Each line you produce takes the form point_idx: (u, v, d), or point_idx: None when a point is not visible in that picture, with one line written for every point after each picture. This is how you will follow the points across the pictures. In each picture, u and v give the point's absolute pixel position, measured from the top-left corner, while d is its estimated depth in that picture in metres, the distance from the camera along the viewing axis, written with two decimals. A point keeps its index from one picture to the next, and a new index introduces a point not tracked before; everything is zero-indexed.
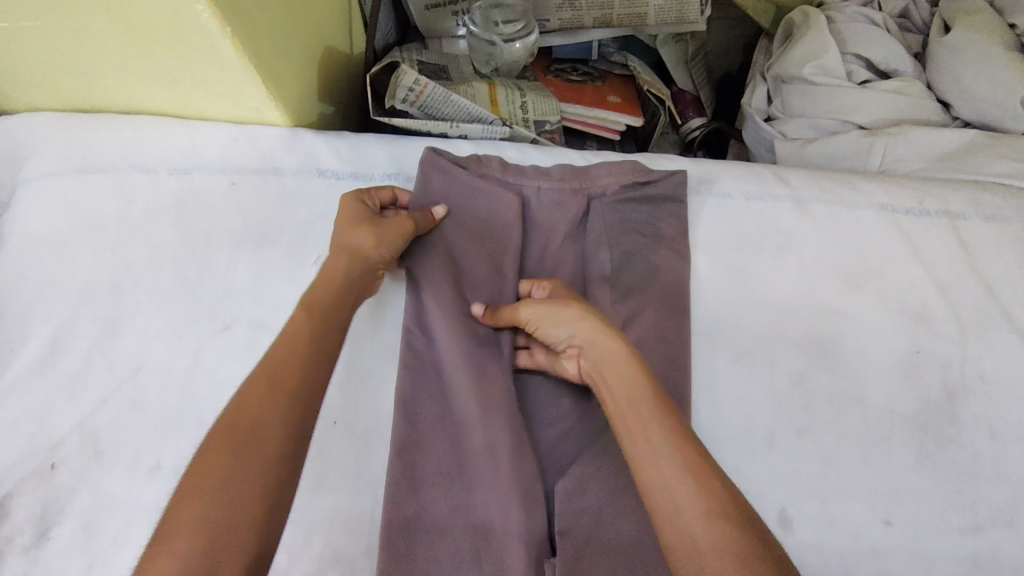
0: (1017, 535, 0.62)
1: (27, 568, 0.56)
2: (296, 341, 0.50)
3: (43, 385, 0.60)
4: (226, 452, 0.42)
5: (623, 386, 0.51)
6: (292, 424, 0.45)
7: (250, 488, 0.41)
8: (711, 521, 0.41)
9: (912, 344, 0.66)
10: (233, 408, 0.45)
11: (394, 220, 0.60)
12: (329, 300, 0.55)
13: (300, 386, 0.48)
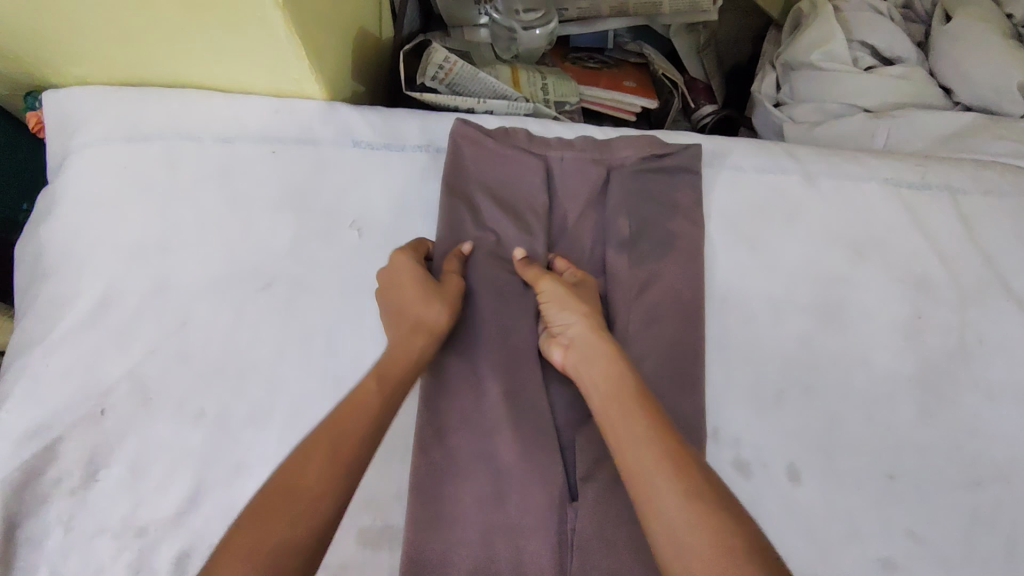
0: (1012, 489, 0.66)
1: (76, 505, 0.60)
2: (360, 414, 0.52)
3: (95, 335, 0.64)
4: (282, 519, 0.45)
5: (611, 389, 0.53)
6: (343, 496, 0.48)
7: (293, 552, 0.44)
8: (695, 529, 0.43)
9: (915, 310, 0.69)
10: (293, 470, 0.48)
11: (451, 284, 0.62)
12: (396, 373, 0.56)
13: (357, 458, 0.50)
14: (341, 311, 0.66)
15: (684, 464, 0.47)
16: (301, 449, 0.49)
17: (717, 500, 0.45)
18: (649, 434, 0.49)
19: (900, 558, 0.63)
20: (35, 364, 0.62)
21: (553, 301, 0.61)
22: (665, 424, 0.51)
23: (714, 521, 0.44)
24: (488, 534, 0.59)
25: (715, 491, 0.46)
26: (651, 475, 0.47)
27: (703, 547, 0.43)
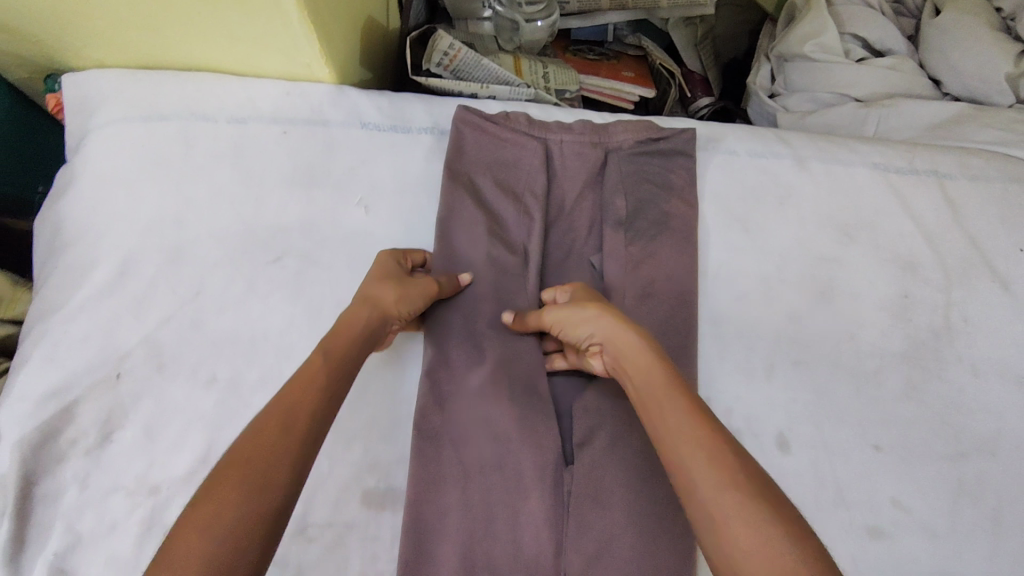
0: (994, 461, 0.68)
1: (91, 464, 0.62)
2: (308, 385, 0.50)
3: (112, 304, 0.66)
4: (234, 492, 0.42)
5: (654, 382, 0.51)
6: (297, 469, 0.45)
7: (252, 525, 0.41)
8: (747, 522, 0.40)
9: (901, 289, 0.72)
10: (242, 444, 0.45)
11: (421, 281, 0.63)
12: (340, 347, 0.55)
13: (309, 429, 0.47)
14: (348, 284, 0.69)
15: (730, 453, 0.44)
16: (249, 424, 0.46)
17: (765, 494, 0.42)
18: (693, 425, 0.47)
19: (886, 525, 0.65)
20: (54, 331, 0.65)
21: (567, 324, 0.60)
22: (712, 418, 0.48)
23: (765, 516, 0.40)
24: (487, 501, 0.61)
25: (764, 485, 0.43)
26: (695, 464, 0.44)
27: (757, 540, 0.39)
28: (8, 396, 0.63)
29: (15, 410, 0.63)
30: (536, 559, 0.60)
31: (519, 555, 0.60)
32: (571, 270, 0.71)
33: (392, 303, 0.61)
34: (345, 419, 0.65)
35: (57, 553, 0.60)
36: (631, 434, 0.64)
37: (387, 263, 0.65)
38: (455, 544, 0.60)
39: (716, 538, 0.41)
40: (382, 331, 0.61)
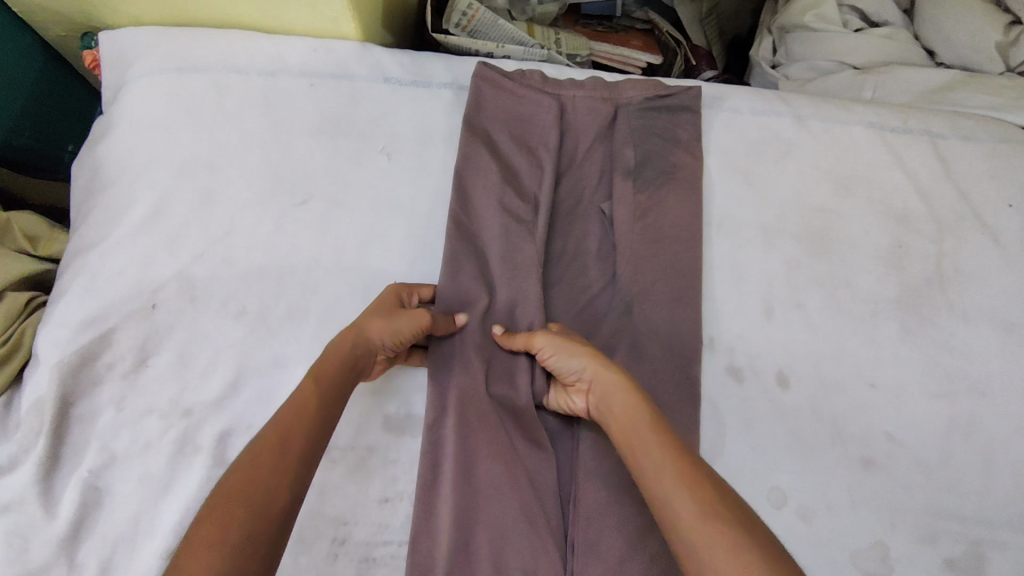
0: (986, 401, 0.71)
1: (126, 387, 0.66)
2: (305, 413, 0.53)
3: (147, 239, 0.70)
4: (238, 517, 0.44)
5: (636, 428, 0.55)
6: (295, 491, 0.48)
7: (253, 544, 0.44)
8: (726, 549, 0.43)
9: (895, 240, 0.75)
10: (243, 466, 0.48)
11: (412, 314, 0.63)
12: (330, 374, 0.57)
13: (306, 450, 0.51)
14: (371, 226, 0.73)
15: (707, 488, 0.47)
16: (247, 450, 0.49)
17: (741, 521, 0.45)
18: (675, 463, 0.50)
19: (879, 458, 0.69)
20: (92, 263, 0.69)
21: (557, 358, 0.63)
22: (693, 458, 0.51)
23: (742, 543, 0.43)
24: (497, 437, 0.65)
25: (741, 516, 0.46)
26: (676, 499, 0.47)
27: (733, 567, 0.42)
28: (49, 321, 0.67)
29: (55, 334, 0.66)
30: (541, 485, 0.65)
31: (528, 487, 0.64)
32: (581, 218, 0.74)
33: (376, 332, 0.62)
34: None
35: (93, 469, 0.64)
36: (638, 368, 0.68)
37: (386, 298, 0.66)
38: (466, 476, 0.63)
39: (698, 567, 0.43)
40: (370, 358, 0.62)
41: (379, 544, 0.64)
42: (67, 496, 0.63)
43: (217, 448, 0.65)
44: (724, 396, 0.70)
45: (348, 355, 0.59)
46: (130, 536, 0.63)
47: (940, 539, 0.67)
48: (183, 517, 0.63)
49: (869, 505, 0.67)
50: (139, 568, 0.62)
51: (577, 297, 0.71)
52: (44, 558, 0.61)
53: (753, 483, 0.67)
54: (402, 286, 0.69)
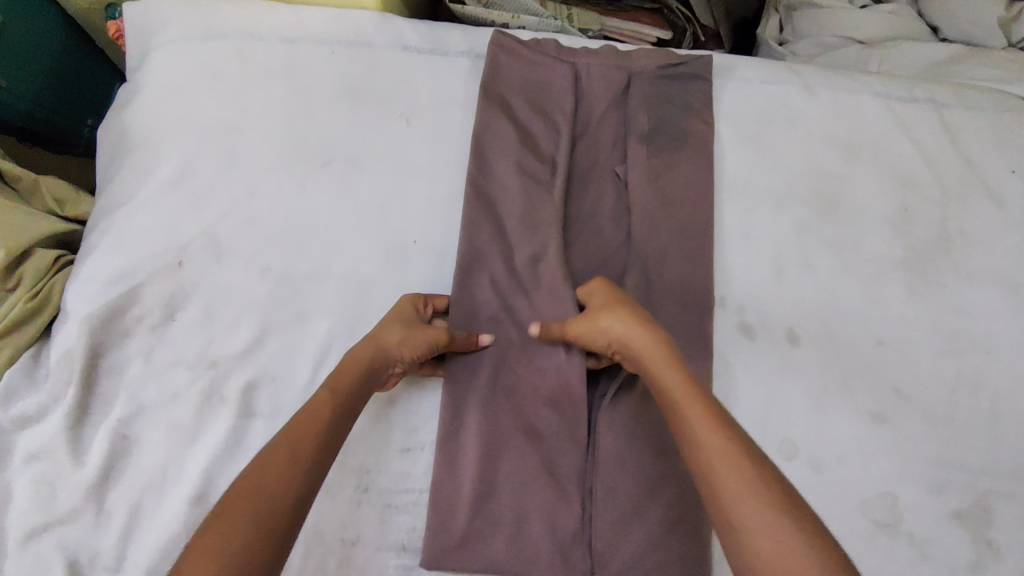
0: (991, 358, 0.73)
1: (154, 340, 0.68)
2: (314, 423, 0.55)
3: (173, 199, 0.72)
4: (248, 519, 0.46)
5: (680, 398, 0.55)
6: (303, 497, 0.50)
7: (258, 547, 0.45)
8: (773, 533, 0.44)
9: (902, 204, 0.77)
10: (252, 473, 0.50)
11: (430, 329, 0.64)
12: (347, 385, 0.59)
13: (315, 458, 0.53)
14: (391, 187, 0.74)
15: (752, 468, 0.48)
16: (260, 456, 0.51)
17: (788, 504, 0.46)
18: (722, 440, 0.50)
19: (887, 412, 0.71)
20: (120, 222, 0.71)
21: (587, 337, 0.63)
22: (738, 432, 0.52)
23: (788, 527, 0.45)
24: (513, 391, 0.67)
25: (786, 497, 0.47)
26: (724, 480, 0.48)
27: (779, 553, 0.43)
28: (78, 278, 0.69)
29: (86, 289, 0.68)
30: (561, 435, 0.65)
31: (545, 438, 0.66)
32: (596, 181, 0.76)
33: (395, 345, 0.63)
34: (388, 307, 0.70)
35: (122, 419, 0.66)
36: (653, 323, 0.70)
37: (407, 309, 0.67)
38: (484, 428, 0.65)
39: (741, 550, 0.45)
40: (385, 372, 0.63)
41: (401, 492, 0.66)
42: (96, 445, 0.65)
43: (243, 399, 0.67)
44: (736, 353, 0.72)
45: (364, 369, 0.61)
46: (158, 483, 0.64)
47: (946, 490, 0.69)
48: (210, 465, 0.65)
49: (877, 458, 0.69)
50: (167, 514, 0.64)
51: (592, 257, 0.73)
52: (73, 504, 0.63)
53: (764, 436, 0.69)
54: (423, 296, 0.70)
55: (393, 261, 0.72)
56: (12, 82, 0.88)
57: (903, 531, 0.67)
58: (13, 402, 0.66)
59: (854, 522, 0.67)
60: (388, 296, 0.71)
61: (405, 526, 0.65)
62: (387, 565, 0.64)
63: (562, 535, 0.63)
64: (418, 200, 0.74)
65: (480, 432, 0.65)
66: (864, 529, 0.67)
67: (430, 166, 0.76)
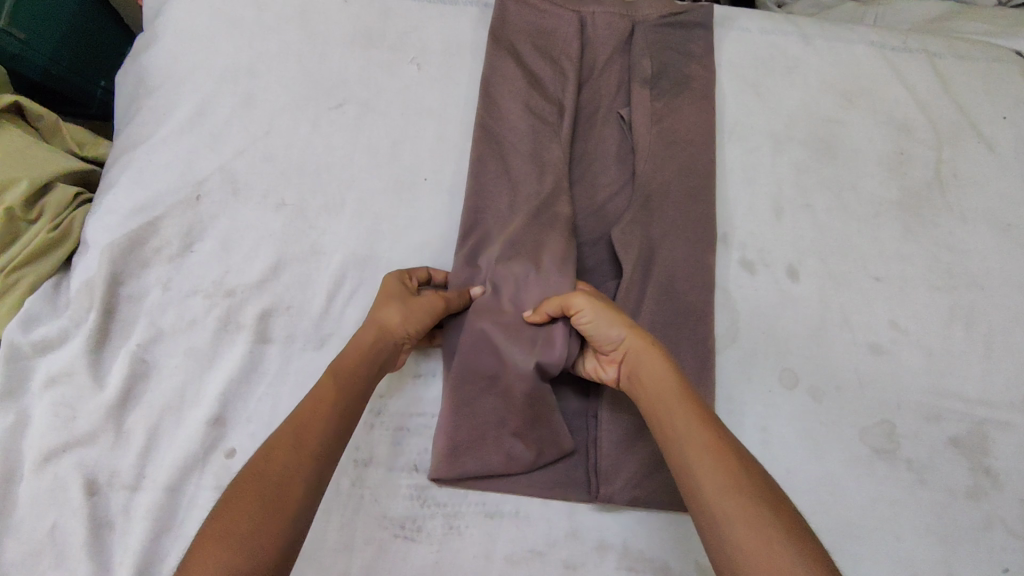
0: (986, 293, 0.75)
1: (173, 269, 0.70)
2: (323, 410, 0.53)
3: (190, 137, 0.74)
4: (254, 507, 0.47)
5: (667, 402, 0.54)
6: (313, 482, 0.50)
7: (265, 537, 0.45)
8: (750, 523, 0.44)
9: (897, 148, 0.80)
10: (257, 462, 0.50)
11: (426, 298, 0.63)
12: (350, 367, 0.58)
13: (322, 444, 0.52)
14: (402, 128, 0.77)
15: (738, 468, 0.47)
16: (265, 444, 0.51)
17: (770, 499, 0.45)
18: (700, 431, 0.50)
19: (885, 343, 0.73)
20: (139, 159, 0.73)
21: (594, 331, 0.60)
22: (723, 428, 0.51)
23: (770, 522, 0.44)
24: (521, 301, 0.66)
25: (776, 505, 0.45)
26: (706, 483, 0.47)
27: (750, 537, 0.43)
28: (98, 211, 0.71)
29: (106, 221, 0.70)
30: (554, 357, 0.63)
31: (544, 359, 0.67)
32: (600, 124, 0.78)
33: (398, 326, 0.61)
34: (398, 240, 0.72)
35: (141, 344, 0.67)
36: (657, 255, 0.71)
37: (395, 286, 0.64)
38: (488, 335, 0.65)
39: (725, 549, 0.44)
40: (394, 352, 0.62)
41: (413, 415, 0.68)
42: (115, 368, 0.67)
43: (259, 325, 0.69)
44: (738, 286, 0.74)
45: (370, 351, 0.59)
46: (177, 405, 0.66)
47: (944, 418, 0.70)
48: (225, 388, 0.66)
49: (876, 385, 0.71)
50: (184, 435, 0.65)
51: (599, 195, 0.75)
52: (92, 425, 0.64)
53: (766, 365, 0.71)
54: (403, 270, 0.68)
55: (405, 198, 0.74)
56: (32, 37, 0.89)
57: (901, 457, 0.69)
58: (34, 327, 0.67)
59: (854, 447, 0.69)
60: (400, 229, 0.73)
61: (417, 448, 0.67)
62: (400, 485, 0.65)
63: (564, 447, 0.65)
64: (430, 140, 0.77)
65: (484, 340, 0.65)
66: (863, 453, 0.69)
67: (439, 108, 0.78)
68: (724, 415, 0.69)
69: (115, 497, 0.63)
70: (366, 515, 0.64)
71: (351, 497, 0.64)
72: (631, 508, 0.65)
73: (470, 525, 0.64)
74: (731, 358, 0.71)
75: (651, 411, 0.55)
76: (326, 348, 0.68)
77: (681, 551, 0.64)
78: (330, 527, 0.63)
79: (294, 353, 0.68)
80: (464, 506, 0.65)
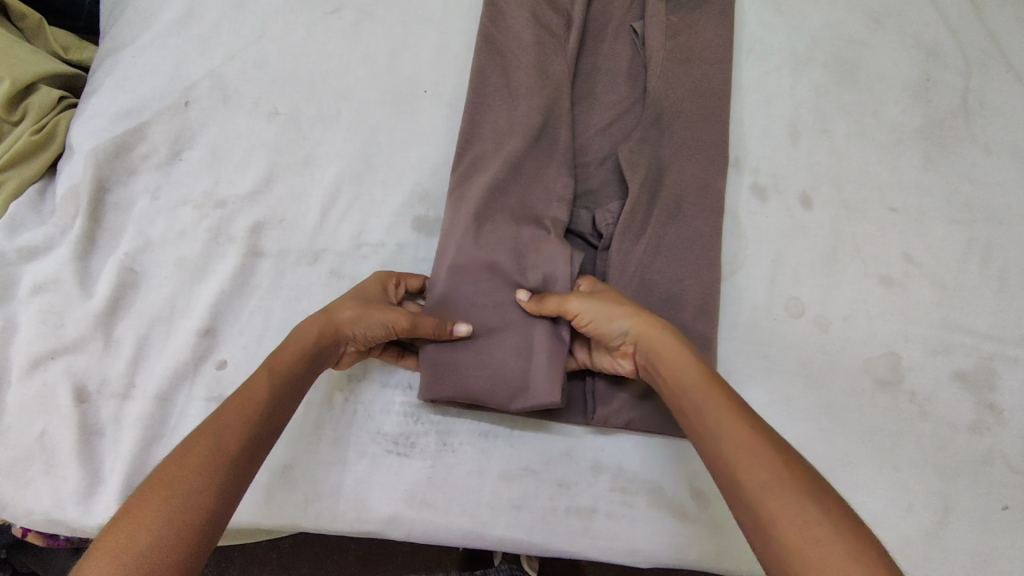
0: (1005, 229, 0.72)
1: (161, 177, 0.67)
2: (250, 407, 0.47)
3: (178, 40, 0.70)
4: (157, 518, 0.39)
5: (690, 387, 0.50)
6: (228, 489, 0.42)
7: (171, 546, 0.38)
8: (807, 529, 0.39)
9: (923, 73, 0.76)
10: (169, 460, 0.42)
11: (390, 309, 0.58)
12: (288, 363, 0.52)
13: (245, 450, 0.45)
14: (402, 36, 0.73)
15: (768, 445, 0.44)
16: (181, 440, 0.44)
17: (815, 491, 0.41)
18: (731, 422, 0.46)
19: (897, 276, 0.70)
20: (125, 61, 0.70)
21: (597, 323, 0.56)
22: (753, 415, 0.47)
23: (820, 522, 0.40)
24: (510, 211, 0.65)
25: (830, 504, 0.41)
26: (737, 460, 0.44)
27: (807, 546, 0.39)
28: (84, 115, 0.68)
29: (90, 125, 0.67)
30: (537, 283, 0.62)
31: None
32: (612, 38, 0.74)
33: (348, 326, 0.56)
34: (396, 155, 0.69)
35: (129, 254, 0.65)
36: (664, 178, 0.68)
37: (374, 290, 0.60)
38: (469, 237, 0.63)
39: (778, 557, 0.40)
40: (335, 353, 0.57)
41: None
42: (103, 276, 0.65)
43: (250, 238, 0.66)
44: (748, 213, 0.71)
45: (311, 351, 0.53)
46: (166, 316, 0.65)
47: (951, 352, 0.69)
48: (216, 300, 0.65)
49: (884, 319, 0.69)
50: (174, 346, 0.64)
51: (605, 113, 0.71)
52: (79, 333, 0.63)
53: (771, 294, 0.69)
54: (396, 274, 0.64)
55: (404, 111, 0.71)
56: None
57: (906, 390, 0.67)
58: (19, 233, 0.65)
59: (857, 378, 0.67)
60: (398, 143, 0.70)
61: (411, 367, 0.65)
62: (393, 401, 0.64)
63: (546, 403, 0.59)
64: (431, 50, 0.73)
65: (464, 235, 0.62)
66: (866, 385, 0.67)
67: (442, 16, 0.74)
68: (725, 342, 0.67)
69: (105, 405, 0.62)
70: (359, 430, 0.63)
71: (343, 412, 0.63)
72: (625, 431, 0.64)
73: (463, 443, 0.63)
74: (735, 285, 0.69)
75: (680, 405, 0.50)
76: (319, 263, 0.66)
77: (676, 476, 0.64)
78: (322, 441, 0.63)
79: (286, 268, 0.66)
80: (457, 425, 0.64)
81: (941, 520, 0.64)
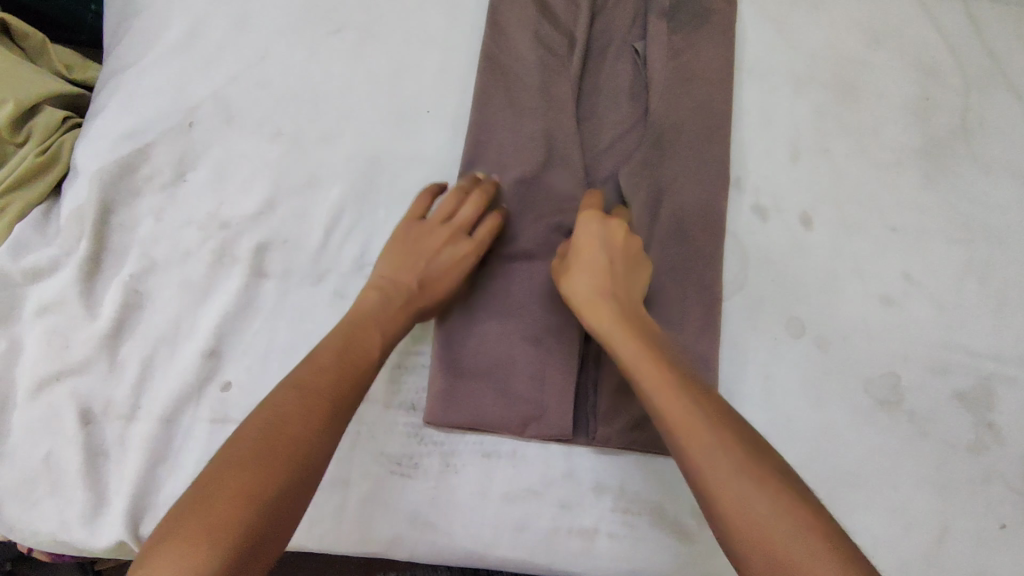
0: (1003, 248, 0.73)
1: (165, 199, 0.68)
2: (335, 367, 0.54)
3: (182, 61, 0.71)
4: (254, 453, 0.47)
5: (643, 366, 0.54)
6: (317, 433, 0.50)
7: (267, 477, 0.46)
8: (749, 500, 0.44)
9: (923, 93, 0.77)
10: (267, 411, 0.50)
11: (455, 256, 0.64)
12: (370, 325, 0.59)
13: (330, 404, 0.52)
14: (404, 57, 0.73)
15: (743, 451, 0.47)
16: (274, 394, 0.52)
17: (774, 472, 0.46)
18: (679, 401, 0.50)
19: (897, 295, 0.71)
20: (128, 82, 0.70)
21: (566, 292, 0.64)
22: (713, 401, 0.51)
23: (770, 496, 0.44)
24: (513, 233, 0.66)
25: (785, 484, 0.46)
26: (687, 442, 0.48)
27: (755, 516, 0.44)
28: (88, 136, 0.69)
29: (95, 146, 0.68)
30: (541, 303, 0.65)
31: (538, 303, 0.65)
32: (613, 58, 0.74)
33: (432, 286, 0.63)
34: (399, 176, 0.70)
35: (134, 275, 0.66)
36: (664, 200, 0.69)
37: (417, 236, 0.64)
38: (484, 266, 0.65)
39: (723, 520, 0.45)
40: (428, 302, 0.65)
41: (412, 354, 0.67)
42: (108, 298, 0.65)
43: (254, 259, 0.67)
44: (749, 234, 0.71)
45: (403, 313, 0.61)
46: (171, 336, 0.65)
47: (950, 372, 0.69)
48: (220, 321, 0.65)
49: (884, 339, 0.69)
50: (179, 367, 0.64)
51: (607, 133, 0.72)
52: (85, 355, 0.63)
53: (772, 314, 0.69)
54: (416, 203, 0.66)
55: (406, 131, 0.71)
56: None
57: (904, 410, 0.68)
58: (24, 254, 0.66)
59: (857, 398, 0.68)
60: (402, 163, 0.70)
61: (415, 388, 0.66)
62: (398, 422, 0.65)
63: (560, 430, 0.63)
64: (433, 70, 0.73)
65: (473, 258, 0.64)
66: (866, 405, 0.68)
67: (445, 37, 0.74)
68: (726, 362, 0.68)
69: (110, 427, 0.63)
70: (364, 450, 0.64)
71: (348, 432, 0.64)
72: (628, 452, 0.65)
73: (466, 464, 0.64)
74: (737, 305, 0.69)
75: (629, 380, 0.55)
76: (323, 283, 0.67)
77: (677, 495, 0.64)
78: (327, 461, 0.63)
79: (290, 288, 0.66)
80: (460, 445, 0.64)
81: (940, 540, 0.64)
